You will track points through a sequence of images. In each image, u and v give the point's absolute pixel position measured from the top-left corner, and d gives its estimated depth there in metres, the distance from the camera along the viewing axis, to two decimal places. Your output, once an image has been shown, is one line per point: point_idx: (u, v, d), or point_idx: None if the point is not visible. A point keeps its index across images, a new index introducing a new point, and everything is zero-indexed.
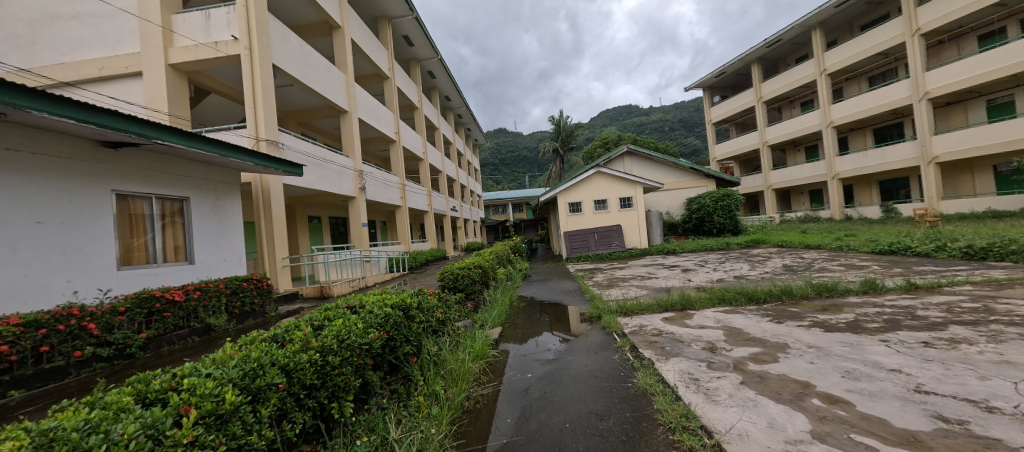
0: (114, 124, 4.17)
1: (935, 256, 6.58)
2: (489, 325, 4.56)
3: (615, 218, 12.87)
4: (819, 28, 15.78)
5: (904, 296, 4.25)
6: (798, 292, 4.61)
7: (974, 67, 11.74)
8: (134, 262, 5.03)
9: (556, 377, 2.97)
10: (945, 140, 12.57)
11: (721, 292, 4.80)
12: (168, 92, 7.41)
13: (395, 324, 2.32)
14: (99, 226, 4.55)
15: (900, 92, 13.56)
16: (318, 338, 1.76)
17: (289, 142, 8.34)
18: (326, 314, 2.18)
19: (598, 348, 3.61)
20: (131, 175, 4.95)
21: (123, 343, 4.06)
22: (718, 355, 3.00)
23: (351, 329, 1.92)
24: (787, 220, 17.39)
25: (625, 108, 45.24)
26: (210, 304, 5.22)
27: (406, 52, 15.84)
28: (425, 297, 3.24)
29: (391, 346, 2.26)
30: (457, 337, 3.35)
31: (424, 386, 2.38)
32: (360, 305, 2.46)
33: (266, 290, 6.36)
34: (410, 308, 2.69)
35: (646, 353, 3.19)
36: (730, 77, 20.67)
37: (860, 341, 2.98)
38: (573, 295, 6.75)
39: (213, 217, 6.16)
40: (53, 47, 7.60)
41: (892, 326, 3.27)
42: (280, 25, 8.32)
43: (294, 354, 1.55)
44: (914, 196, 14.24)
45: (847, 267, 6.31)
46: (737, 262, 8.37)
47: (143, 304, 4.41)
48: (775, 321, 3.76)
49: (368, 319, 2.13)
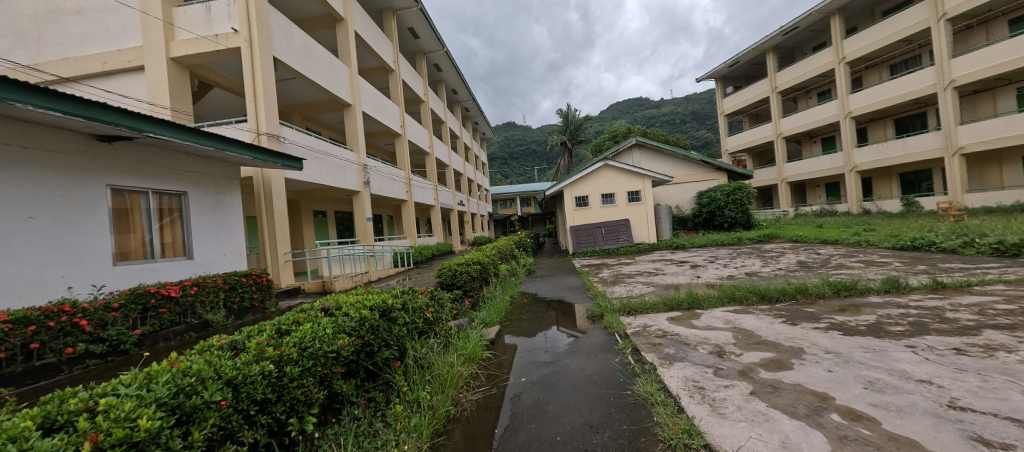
0: (106, 118, 4.08)
1: (962, 252, 6.19)
2: (487, 324, 4.39)
3: (622, 212, 12.57)
4: (838, 14, 15.09)
5: (931, 296, 3.95)
6: (814, 291, 4.33)
7: (1006, 52, 11.03)
8: (131, 258, 4.96)
9: (552, 382, 2.80)
10: (972, 130, 11.93)
11: (731, 291, 4.55)
12: (170, 86, 7.34)
13: (372, 328, 2.16)
14: (92, 221, 4.48)
15: (925, 79, 12.88)
16: (277, 345, 1.62)
17: (291, 135, 8.22)
18: (295, 317, 2.04)
19: (598, 350, 3.41)
20: (128, 170, 4.88)
21: (117, 340, 3.97)
22: (726, 360, 2.78)
23: (318, 334, 1.79)
24: (802, 214, 16.85)
25: (636, 100, 44.34)
26: (207, 300, 5.13)
27: (411, 45, 15.64)
28: (414, 297, 3.09)
29: (367, 352, 2.11)
30: (449, 338, 3.19)
31: (406, 393, 2.22)
32: (336, 307, 2.31)
33: (265, 286, 6.28)
34: (392, 310, 2.52)
35: (648, 357, 2.99)
36: (743, 66, 20.01)
37: (883, 347, 2.72)
38: (576, 292, 6.54)
39: (212, 212, 6.09)
40: (57, 42, 7.59)
41: (918, 330, 3.00)
42: (282, 18, 8.17)
43: (243, 365, 1.43)
44: (938, 189, 13.61)
45: (866, 263, 5.98)
46: (749, 258, 8.06)
47: (138, 300, 4.31)
48: (789, 322, 3.51)
49: (340, 323, 1.99)
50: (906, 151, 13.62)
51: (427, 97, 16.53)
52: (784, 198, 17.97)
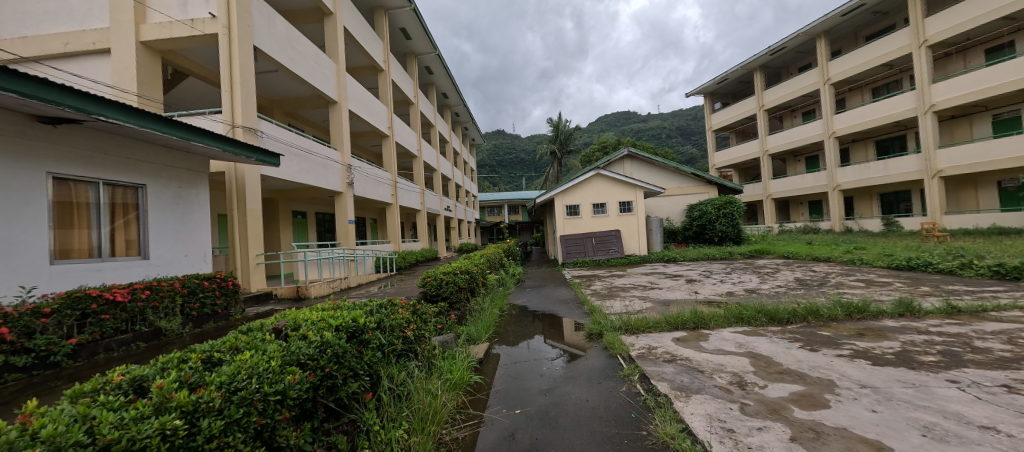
0: (47, 97, 3.50)
1: (961, 274, 6.10)
2: (475, 340, 3.97)
3: (613, 222, 12.35)
4: (824, 37, 15.46)
5: (949, 322, 3.75)
6: (826, 313, 4.07)
7: (983, 80, 11.38)
8: (74, 256, 4.34)
9: (551, 417, 2.39)
10: (951, 153, 12.22)
11: (738, 310, 4.25)
12: (138, 71, 6.72)
13: (337, 355, 1.70)
14: (27, 215, 3.85)
15: (906, 103, 13.21)
16: (191, 388, 1.14)
17: (269, 129, 7.64)
18: (234, 341, 1.57)
19: (600, 376, 3.02)
20: (75, 157, 4.27)
21: (46, 351, 3.37)
22: (750, 393, 2.44)
23: (262, 365, 1.32)
24: (787, 230, 17.04)
25: (624, 114, 45.07)
26: (161, 305, 4.49)
27: (402, 46, 15.26)
28: (393, 312, 2.64)
29: (328, 386, 1.64)
30: (432, 360, 2.77)
31: (379, 435, 1.76)
32: (293, 327, 1.84)
33: (231, 291, 5.65)
34: (364, 331, 2.03)
35: (661, 388, 2.62)
36: (732, 84, 20.36)
37: (923, 381, 2.47)
38: (568, 305, 6.16)
39: (174, 208, 5.47)
40: (17, 20, 6.90)
41: (954, 362, 2.77)
42: (265, 6, 7.67)
43: (132, 423, 0.95)
44: (916, 210, 13.92)
45: (867, 283, 5.83)
46: (745, 274, 7.86)
47: (75, 305, 3.69)
48: (808, 348, 3.22)
49: (294, 349, 1.53)
50: (888, 171, 13.86)
51: (417, 98, 16.11)
52: (769, 214, 18.12)
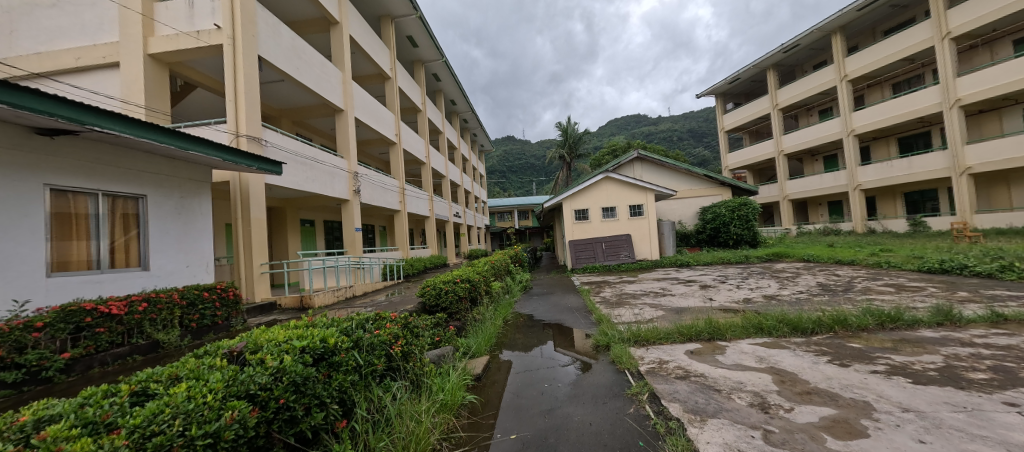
0: (39, 108, 3.44)
1: (1000, 277, 5.67)
2: (473, 354, 3.74)
3: (624, 226, 12.02)
4: (841, 32, 14.94)
5: (996, 332, 3.37)
6: (855, 322, 3.72)
7: (1010, 73, 10.78)
8: (72, 268, 4.29)
9: (549, 444, 2.14)
10: (979, 149, 11.55)
11: (758, 319, 3.93)
12: (145, 83, 6.77)
13: (297, 383, 1.50)
14: (24, 226, 3.82)
15: (930, 97, 12.57)
16: (85, 440, 0.93)
17: (273, 138, 7.62)
18: (179, 368, 1.41)
19: (606, 395, 2.76)
20: (74, 168, 4.24)
21: (38, 366, 3.26)
22: (775, 418, 2.16)
23: (189, 403, 1.13)
24: (805, 232, 16.42)
25: (634, 117, 44.62)
26: (158, 318, 4.39)
27: (410, 54, 15.31)
28: (377, 328, 2.45)
29: (285, 419, 1.44)
30: (422, 379, 2.56)
31: None
32: (252, 349, 1.67)
33: (232, 302, 5.54)
34: (335, 352, 1.83)
35: (673, 411, 2.35)
36: (744, 83, 19.89)
37: (977, 405, 2.15)
38: (576, 314, 5.89)
39: (176, 218, 5.43)
40: (32, 36, 7.06)
41: (1009, 380, 2.43)
42: (270, 17, 7.71)
43: None
44: (944, 209, 13.21)
45: (897, 288, 5.42)
46: (764, 278, 7.47)
47: (69, 318, 3.59)
48: (838, 363, 2.91)
49: (245, 377, 1.35)
50: (912, 170, 13.23)
51: (425, 106, 16.16)
52: (787, 215, 17.50)
